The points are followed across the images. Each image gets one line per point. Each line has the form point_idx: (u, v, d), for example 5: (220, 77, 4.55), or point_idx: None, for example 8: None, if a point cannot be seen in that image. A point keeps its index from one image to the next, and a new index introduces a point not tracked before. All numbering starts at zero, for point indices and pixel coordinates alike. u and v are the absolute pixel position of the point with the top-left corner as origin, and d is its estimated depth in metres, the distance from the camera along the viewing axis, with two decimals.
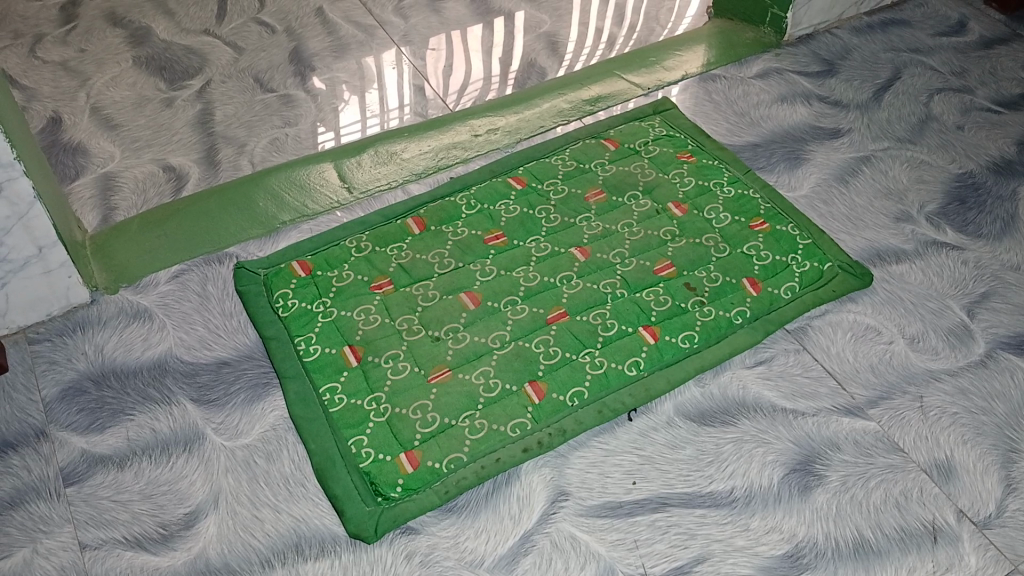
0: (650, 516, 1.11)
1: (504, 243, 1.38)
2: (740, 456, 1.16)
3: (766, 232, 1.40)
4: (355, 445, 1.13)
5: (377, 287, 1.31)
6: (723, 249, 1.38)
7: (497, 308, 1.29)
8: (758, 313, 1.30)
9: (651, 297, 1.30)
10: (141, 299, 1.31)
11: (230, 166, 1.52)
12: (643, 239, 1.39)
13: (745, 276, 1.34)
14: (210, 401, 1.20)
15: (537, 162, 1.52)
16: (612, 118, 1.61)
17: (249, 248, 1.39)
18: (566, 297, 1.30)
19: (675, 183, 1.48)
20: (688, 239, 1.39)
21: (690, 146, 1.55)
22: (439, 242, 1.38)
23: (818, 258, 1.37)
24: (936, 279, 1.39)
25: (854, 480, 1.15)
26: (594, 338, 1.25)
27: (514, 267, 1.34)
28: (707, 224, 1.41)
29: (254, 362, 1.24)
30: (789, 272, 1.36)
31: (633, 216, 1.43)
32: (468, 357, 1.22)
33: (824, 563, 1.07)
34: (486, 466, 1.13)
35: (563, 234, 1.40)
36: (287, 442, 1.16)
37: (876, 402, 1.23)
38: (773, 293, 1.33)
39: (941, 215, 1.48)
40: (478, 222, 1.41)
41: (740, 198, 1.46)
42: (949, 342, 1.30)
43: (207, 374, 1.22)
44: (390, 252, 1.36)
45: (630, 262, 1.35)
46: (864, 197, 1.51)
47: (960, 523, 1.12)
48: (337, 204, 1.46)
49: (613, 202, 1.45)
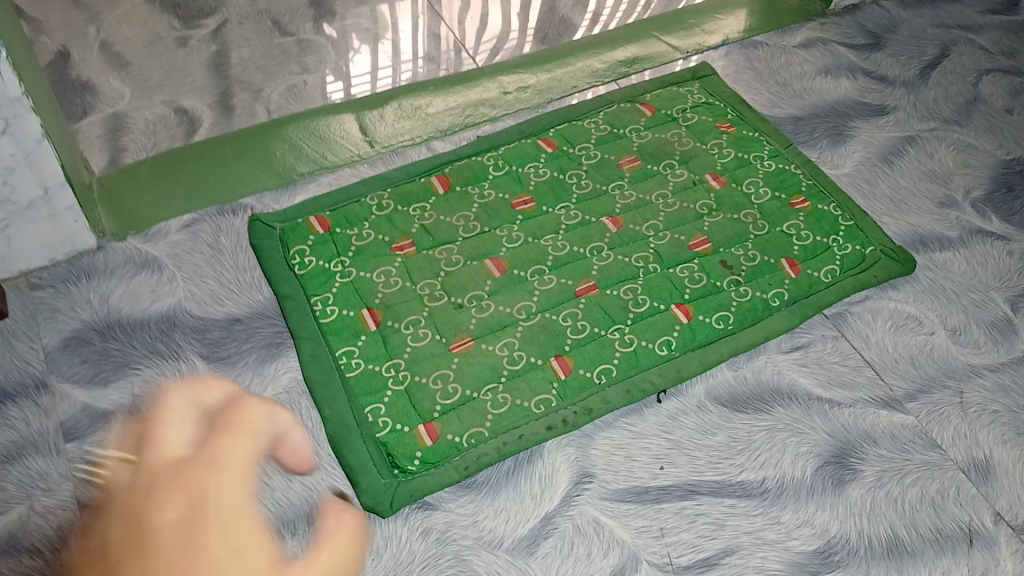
0: (678, 503, 1.06)
1: (533, 209, 1.32)
2: (773, 446, 1.12)
3: (807, 211, 1.35)
4: (372, 414, 1.09)
5: (398, 249, 1.25)
6: (762, 227, 1.32)
7: (523, 277, 1.23)
8: (797, 296, 1.24)
9: (686, 274, 1.25)
10: (150, 248, 1.25)
11: (245, 112, 1.45)
12: (678, 212, 1.33)
13: (784, 256, 1.29)
14: (220, 359, 1.14)
15: (570, 124, 1.44)
16: (649, 82, 1.53)
17: (264, 200, 1.32)
18: (596, 269, 1.24)
19: (713, 155, 1.41)
20: (724, 215, 1.33)
21: (729, 115, 1.48)
22: (464, 204, 1.31)
23: (860, 241, 1.32)
24: (981, 270, 1.33)
25: (889, 477, 1.10)
26: (624, 314, 1.19)
27: (542, 236, 1.28)
28: (745, 199, 1.36)
29: (268, 321, 1.18)
30: (829, 255, 1.30)
31: (669, 187, 1.36)
32: (492, 327, 1.17)
33: (857, 561, 1.03)
34: (509, 443, 1.07)
35: (595, 202, 1.33)
36: (300, 406, 1.10)
37: (915, 396, 1.18)
38: (812, 276, 1.27)
39: (988, 203, 1.42)
40: (506, 185, 1.34)
41: (780, 173, 1.40)
42: (992, 336, 1.25)
43: (218, 331, 1.16)
44: (413, 212, 1.30)
45: (664, 236, 1.29)
46: (908, 179, 1.45)
47: (998, 526, 1.07)
48: (358, 157, 1.39)
49: (648, 170, 1.38)
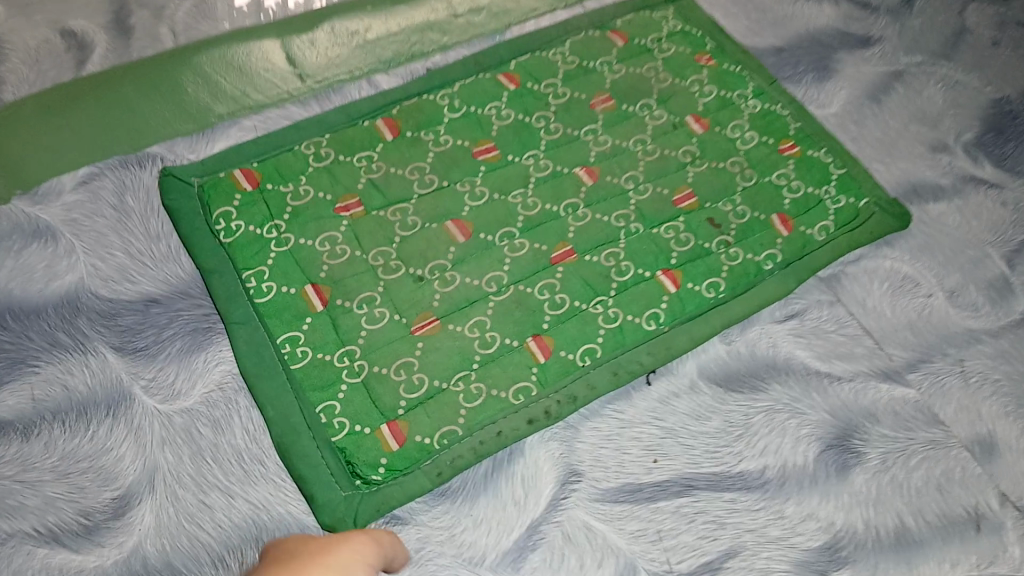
0: (675, 501, 0.96)
1: (496, 158, 1.15)
2: (772, 429, 1.02)
3: (797, 159, 1.22)
4: (325, 414, 0.93)
5: (343, 210, 1.07)
6: (751, 177, 1.19)
7: (491, 243, 1.07)
8: (791, 259, 1.13)
9: (672, 235, 1.11)
10: (41, 212, 1.02)
11: (147, 37, 1.20)
12: (659, 162, 1.18)
13: (775, 212, 1.17)
14: (137, 351, 0.95)
15: (534, 57, 1.27)
16: (618, 5, 1.35)
17: (177, 147, 1.10)
18: (573, 230, 1.09)
19: (693, 93, 1.26)
20: (709, 165, 1.19)
21: (709, 46, 1.32)
22: (417, 153, 1.13)
23: (855, 193, 1.21)
24: (976, 222, 1.24)
25: (894, 459, 1.02)
26: (607, 284, 1.06)
27: (510, 191, 1.12)
28: (731, 145, 1.22)
29: (191, 301, 0.99)
30: (823, 209, 1.18)
31: (647, 132, 1.21)
32: (459, 304, 1.02)
33: (865, 556, 0.95)
34: (486, 442, 0.94)
35: (565, 150, 1.17)
36: (238, 407, 0.94)
37: (916, 366, 1.10)
38: (806, 234, 1.16)
39: (980, 146, 1.32)
40: (465, 130, 1.17)
41: (766, 114, 1.26)
42: (990, 296, 1.17)
43: (131, 316, 0.97)
44: (358, 163, 1.11)
45: (646, 189, 1.15)
46: (898, 120, 1.34)
47: (1004, 508, 1.01)
48: (287, 95, 1.17)
49: (623, 112, 1.23)
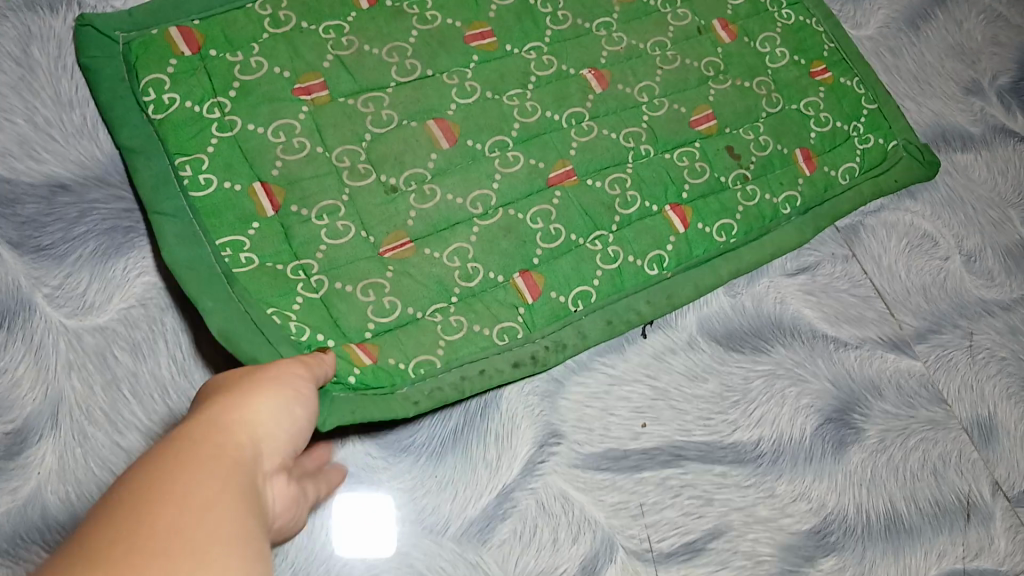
0: (661, 472, 0.86)
1: (492, 47, 0.96)
2: (771, 398, 0.92)
3: (829, 87, 1.08)
4: (278, 317, 0.78)
5: (303, 92, 0.87)
6: (776, 102, 1.04)
7: (479, 153, 0.90)
8: (810, 205, 1.00)
9: (684, 163, 0.97)
10: None
11: None
12: (680, 72, 1.02)
13: (799, 146, 1.03)
14: (39, 250, 0.77)
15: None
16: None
17: None
18: (575, 145, 0.94)
19: None
20: (732, 85, 1.03)
21: None
22: (397, 31, 0.93)
23: (882, 133, 1.08)
24: (1000, 180, 1.14)
25: (893, 439, 0.94)
26: (609, 218, 0.92)
27: (505, 90, 0.94)
28: (759, 61, 1.05)
29: (109, 192, 0.81)
30: (849, 147, 1.05)
31: (668, 33, 1.03)
32: (437, 226, 0.86)
33: (853, 542, 0.89)
34: (468, 380, 0.82)
35: (572, 45, 0.99)
36: (164, 330, 0.78)
37: (924, 336, 1.01)
38: (828, 175, 1.03)
39: (1015, 93, 1.21)
40: (456, 6, 0.96)
41: (801, 28, 1.10)
42: (1006, 265, 1.09)
43: (33, 205, 0.79)
44: (324, 35, 0.90)
45: (660, 104, 0.99)
46: (934, 52, 1.20)
47: (995, 498, 0.96)
48: None
49: (643, 6, 1.03)
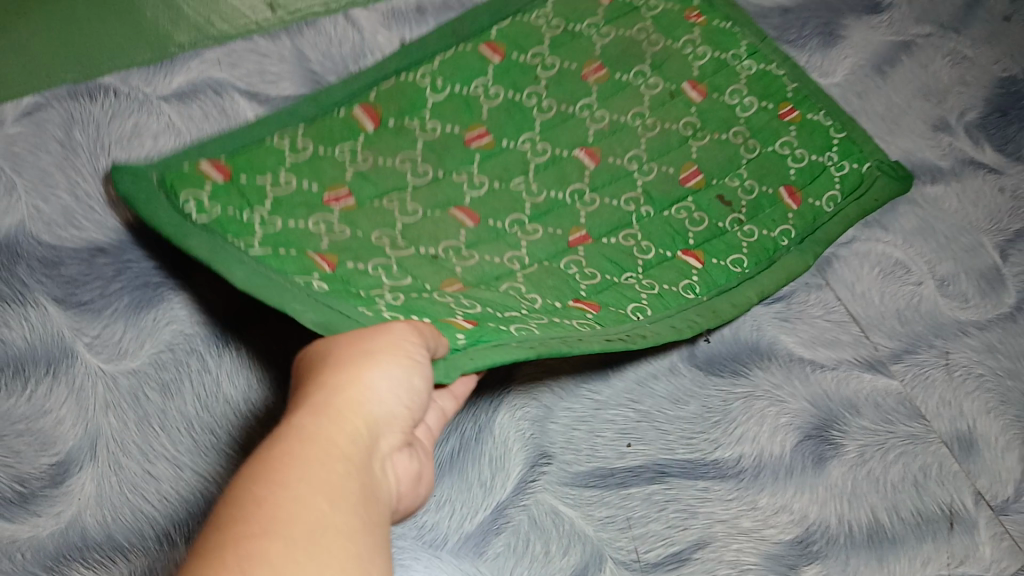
0: (646, 488, 0.92)
1: (491, 144, 1.06)
2: (751, 417, 0.98)
3: (796, 123, 1.16)
4: (370, 309, 0.82)
5: (333, 200, 0.96)
6: (753, 149, 1.14)
7: (501, 229, 1.00)
8: (806, 232, 1.08)
9: (684, 215, 1.06)
10: None
11: None
12: (660, 137, 1.12)
13: (781, 184, 1.11)
14: (81, 305, 0.88)
15: (514, 22, 1.16)
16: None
17: (132, 80, 1.02)
18: (584, 215, 1.04)
19: (687, 57, 1.19)
20: (709, 140, 1.13)
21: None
22: (406, 142, 1.04)
23: (856, 158, 1.15)
24: (972, 209, 1.20)
25: (872, 452, 1.00)
26: (632, 261, 1.01)
27: (510, 178, 1.04)
28: (731, 114, 1.16)
29: (141, 252, 0.92)
30: (828, 176, 1.13)
31: (644, 104, 1.14)
32: (486, 278, 0.94)
33: (836, 551, 0.93)
34: (568, 339, 0.86)
35: (561, 128, 1.10)
36: (190, 370, 0.88)
37: (900, 356, 1.06)
38: (815, 206, 1.11)
39: (982, 127, 1.27)
40: (452, 111, 1.08)
41: (762, 76, 1.19)
42: (980, 288, 1.14)
43: (76, 266, 0.90)
44: (341, 156, 1.00)
45: (650, 169, 1.09)
46: (901, 94, 1.28)
47: (978, 507, 1.00)
48: (255, 27, 1.10)
49: (618, 82, 1.16)
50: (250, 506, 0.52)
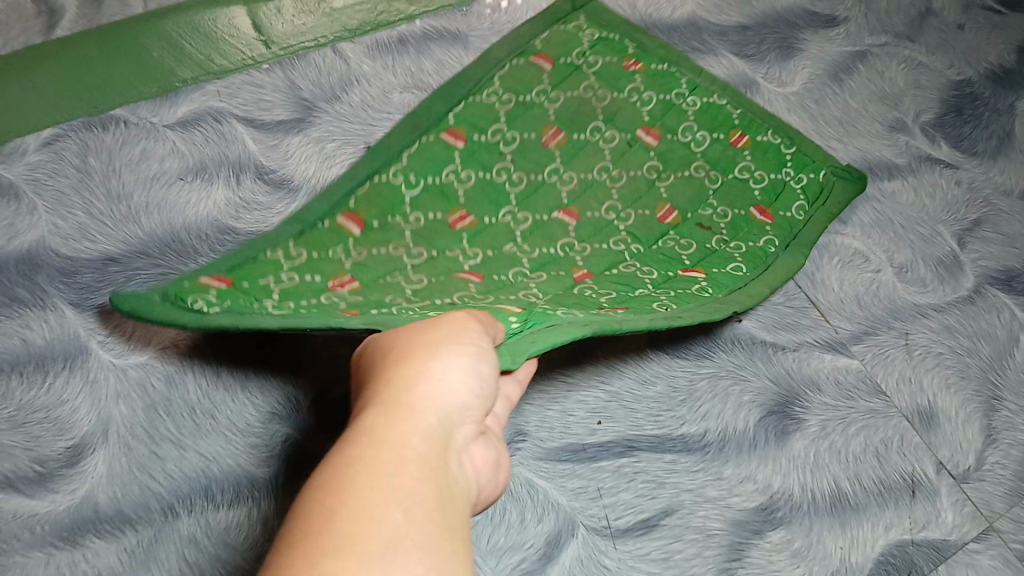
0: (616, 461, 0.99)
1: (474, 223, 1.09)
2: (715, 395, 1.05)
3: (749, 148, 1.22)
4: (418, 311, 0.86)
5: (338, 285, 0.95)
6: (716, 178, 1.19)
7: (506, 280, 1.01)
8: (788, 239, 1.14)
9: (674, 244, 1.11)
10: (4, 171, 1.05)
11: (116, 4, 1.23)
12: (629, 185, 1.17)
13: (751, 205, 1.17)
14: (95, 308, 0.98)
15: (468, 105, 1.20)
16: (531, 22, 1.28)
17: (140, 112, 1.13)
18: (580, 260, 1.07)
19: (635, 104, 1.23)
20: (673, 178, 1.18)
21: (631, 48, 1.28)
22: (395, 235, 1.05)
23: (810, 168, 1.22)
24: (929, 201, 1.27)
25: (833, 426, 1.05)
26: (638, 282, 1.04)
27: (500, 245, 1.08)
28: (687, 150, 1.21)
29: (150, 261, 1.02)
30: (790, 191, 1.20)
31: (606, 157, 1.19)
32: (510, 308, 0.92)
33: (799, 518, 0.99)
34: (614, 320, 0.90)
35: (535, 198, 1.14)
36: (193, 362, 0.96)
37: (860, 338, 1.13)
38: (787, 217, 1.17)
39: (937, 127, 1.35)
40: (431, 202, 1.10)
41: (707, 109, 1.25)
42: (938, 273, 1.20)
43: (90, 274, 1.00)
44: (336, 254, 1.00)
45: (627, 215, 1.14)
46: (858, 99, 1.36)
47: (940, 476, 1.04)
48: (251, 61, 1.21)
49: (577, 142, 1.20)
50: (336, 504, 0.55)
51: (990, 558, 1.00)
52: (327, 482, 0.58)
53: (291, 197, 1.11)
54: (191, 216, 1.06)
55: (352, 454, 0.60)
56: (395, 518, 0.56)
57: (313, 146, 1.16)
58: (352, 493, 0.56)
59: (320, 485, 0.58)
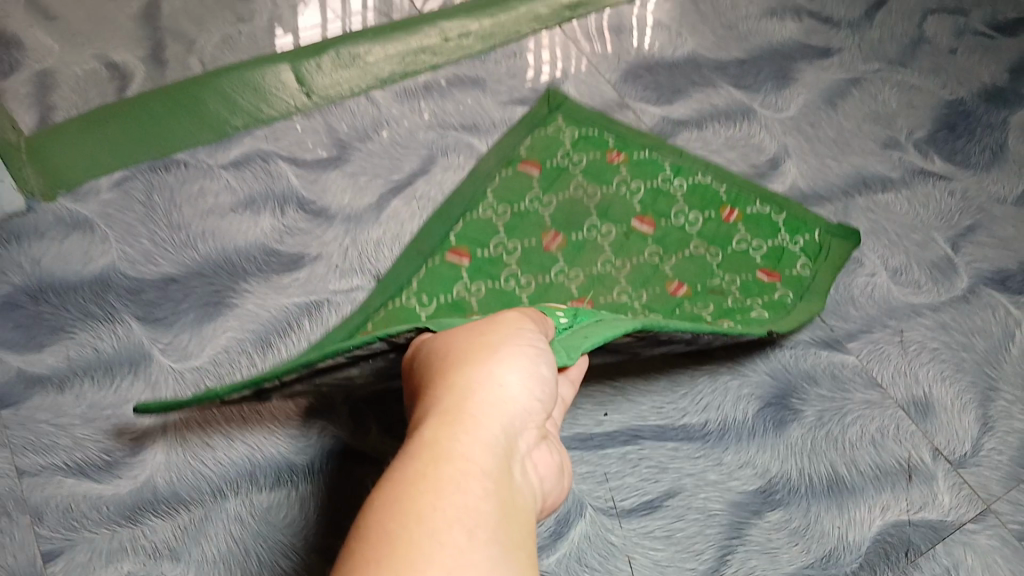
0: (621, 448, 1.07)
1: None
2: (715, 389, 1.12)
3: (741, 220, 1.26)
4: None
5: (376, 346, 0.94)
6: (716, 252, 1.22)
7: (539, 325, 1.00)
8: (800, 292, 1.19)
9: (692, 311, 1.15)
10: (81, 208, 1.21)
11: (179, 66, 1.40)
12: (634, 272, 1.20)
13: (757, 271, 1.21)
14: (156, 320, 1.12)
15: (466, 221, 1.24)
16: (513, 130, 1.36)
17: (197, 155, 1.29)
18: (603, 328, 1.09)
19: (626, 197, 1.28)
20: (676, 259, 1.21)
21: (611, 141, 1.35)
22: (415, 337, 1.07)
23: (804, 229, 1.26)
24: (922, 210, 1.34)
25: (830, 416, 1.11)
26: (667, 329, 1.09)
27: None
28: (682, 232, 1.24)
29: (204, 280, 1.16)
30: (790, 253, 1.23)
31: (606, 251, 1.22)
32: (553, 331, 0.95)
33: (797, 499, 1.04)
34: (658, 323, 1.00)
35: (548, 297, 1.16)
36: (240, 366, 1.09)
37: (856, 335, 1.19)
38: (793, 275, 1.21)
39: (930, 143, 1.43)
40: (445, 314, 1.12)
41: (693, 189, 1.30)
42: (932, 275, 1.27)
43: (153, 292, 1.15)
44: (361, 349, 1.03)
45: (640, 296, 1.17)
46: (852, 121, 1.45)
47: (936, 461, 1.08)
48: (295, 109, 1.36)
49: (576, 241, 1.23)
50: (399, 528, 0.60)
51: (988, 537, 1.03)
52: (390, 504, 0.62)
53: (328, 223, 1.24)
54: (240, 241, 1.21)
55: (414, 472, 0.65)
56: (455, 539, 0.60)
57: (347, 179, 1.30)
58: (412, 516, 0.61)
59: (385, 507, 0.62)
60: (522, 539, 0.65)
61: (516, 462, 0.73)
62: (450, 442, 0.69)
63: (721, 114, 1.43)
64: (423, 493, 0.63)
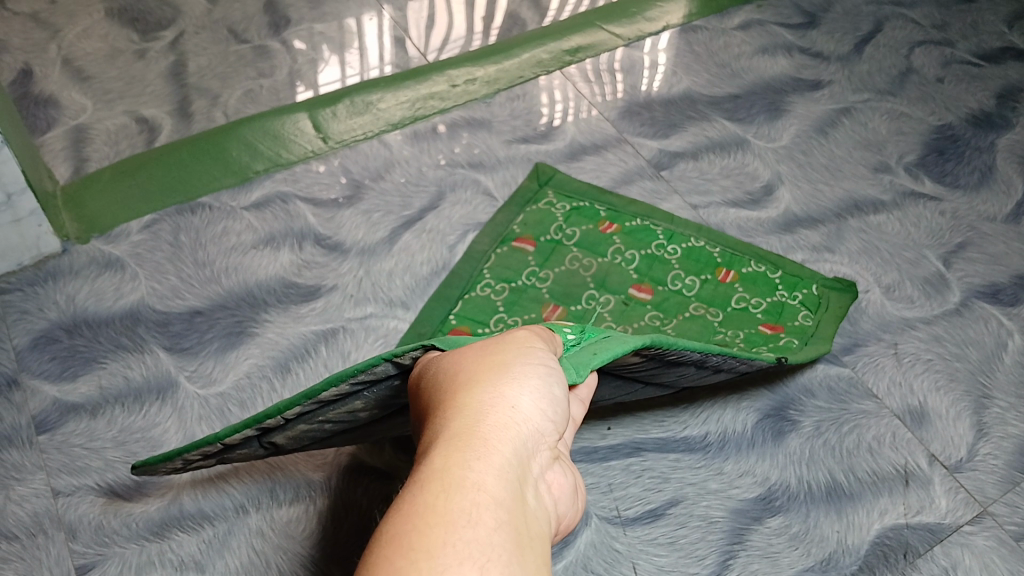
0: (625, 460, 1.12)
1: None
2: (715, 403, 1.17)
3: (738, 281, 1.28)
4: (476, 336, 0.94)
5: None
6: (716, 314, 1.23)
7: None
8: (805, 339, 1.21)
9: None
10: (113, 249, 1.30)
11: (203, 118, 1.48)
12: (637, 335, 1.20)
13: (760, 324, 1.22)
14: (183, 350, 1.19)
15: (466, 301, 1.25)
16: (505, 210, 1.38)
17: (221, 198, 1.37)
18: None
19: (623, 266, 1.29)
20: (677, 321, 1.22)
21: (603, 212, 1.38)
22: None
23: (803, 285, 1.28)
24: (914, 230, 1.39)
25: (827, 426, 1.15)
26: None
27: None
28: (681, 297, 1.25)
29: (228, 312, 1.24)
30: (791, 307, 1.25)
31: (607, 319, 1.23)
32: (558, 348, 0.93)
33: (796, 506, 1.08)
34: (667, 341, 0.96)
35: None
36: (261, 390, 1.16)
37: (851, 349, 1.24)
38: (796, 326, 1.22)
39: (920, 166, 1.48)
40: None
41: (688, 253, 1.32)
42: (925, 291, 1.31)
43: (179, 324, 1.22)
44: None
45: None
46: (843, 148, 1.51)
47: (932, 466, 1.12)
48: (312, 153, 1.45)
49: (575, 312, 1.23)
50: (407, 563, 0.51)
51: (985, 538, 1.07)
52: (395, 539, 0.53)
53: (343, 257, 1.32)
54: (261, 275, 1.28)
55: (421, 504, 0.56)
56: None
57: (361, 217, 1.37)
58: (423, 550, 0.52)
59: (391, 541, 0.53)
60: (542, 568, 0.57)
61: (528, 492, 0.62)
62: (457, 470, 0.59)
63: (716, 146, 1.50)
64: (433, 523, 0.54)
